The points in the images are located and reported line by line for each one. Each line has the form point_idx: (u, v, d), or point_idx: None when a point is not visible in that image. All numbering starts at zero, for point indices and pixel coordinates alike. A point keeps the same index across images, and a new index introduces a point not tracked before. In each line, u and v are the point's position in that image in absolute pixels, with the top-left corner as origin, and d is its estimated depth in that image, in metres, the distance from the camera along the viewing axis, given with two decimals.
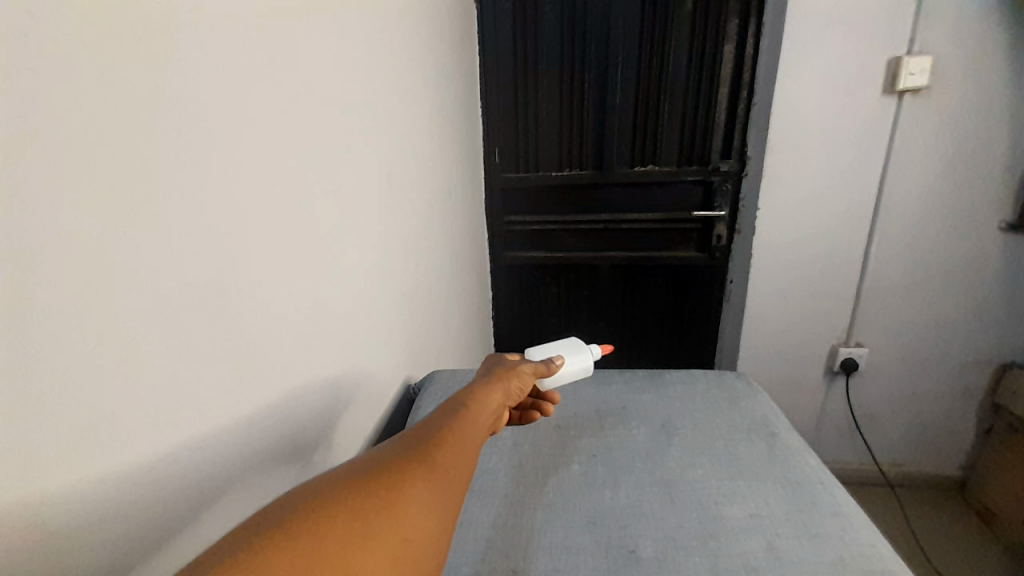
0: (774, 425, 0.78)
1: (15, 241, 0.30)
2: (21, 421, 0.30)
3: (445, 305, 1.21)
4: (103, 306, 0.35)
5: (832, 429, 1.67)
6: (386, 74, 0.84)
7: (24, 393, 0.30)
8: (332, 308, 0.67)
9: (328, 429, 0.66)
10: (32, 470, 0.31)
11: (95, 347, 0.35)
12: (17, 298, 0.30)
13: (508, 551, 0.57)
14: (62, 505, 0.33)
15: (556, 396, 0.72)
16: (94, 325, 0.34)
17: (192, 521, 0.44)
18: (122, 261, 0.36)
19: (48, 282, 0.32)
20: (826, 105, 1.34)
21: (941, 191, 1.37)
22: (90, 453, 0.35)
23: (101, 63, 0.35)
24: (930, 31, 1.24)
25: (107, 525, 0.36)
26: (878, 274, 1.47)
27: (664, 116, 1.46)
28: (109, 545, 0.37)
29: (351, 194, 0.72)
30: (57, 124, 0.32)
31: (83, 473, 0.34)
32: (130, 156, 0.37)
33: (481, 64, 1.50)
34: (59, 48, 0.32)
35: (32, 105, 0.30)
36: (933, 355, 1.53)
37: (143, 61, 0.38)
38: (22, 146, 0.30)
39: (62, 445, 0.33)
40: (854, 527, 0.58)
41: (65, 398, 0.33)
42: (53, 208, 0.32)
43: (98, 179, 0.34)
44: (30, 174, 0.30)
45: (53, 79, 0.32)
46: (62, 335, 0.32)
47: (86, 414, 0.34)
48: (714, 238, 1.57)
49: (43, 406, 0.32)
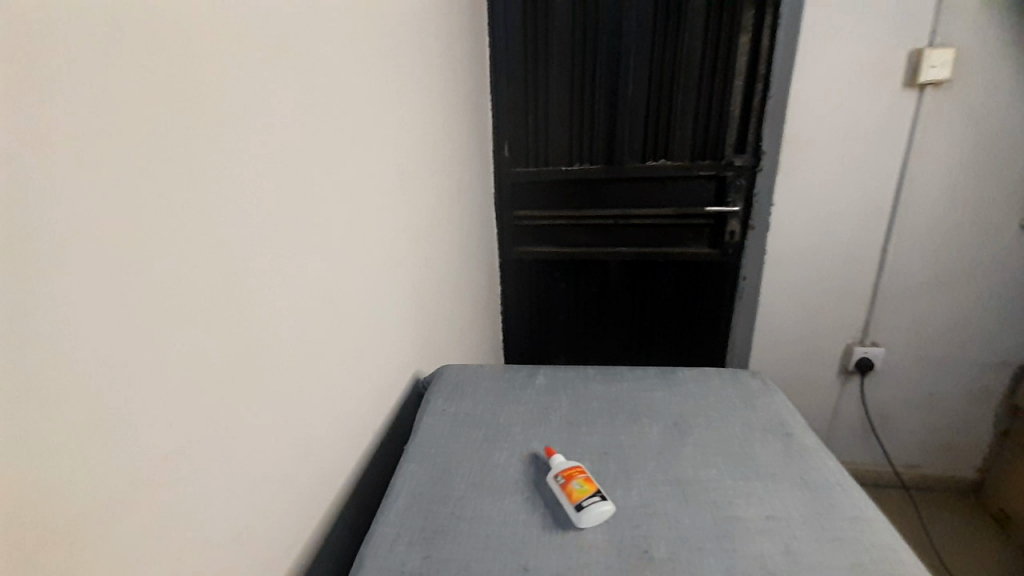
0: (790, 425, 0.76)
1: (49, 229, 0.29)
2: (45, 419, 0.30)
3: (455, 301, 1.21)
4: (129, 296, 0.35)
5: (845, 430, 1.64)
6: (396, 66, 0.84)
7: (61, 380, 0.31)
8: (342, 300, 0.67)
9: (335, 423, 0.66)
10: (51, 475, 0.30)
11: (122, 334, 0.35)
12: (51, 287, 0.30)
13: (521, 548, 0.57)
14: (97, 489, 0.33)
15: (549, 447, 0.72)
16: (121, 313, 0.34)
17: (202, 530, 0.43)
18: (147, 250, 0.36)
19: (72, 271, 0.31)
20: (844, 99, 1.31)
21: (962, 187, 1.34)
22: (120, 439, 0.35)
23: (122, 50, 0.34)
24: (953, 22, 1.21)
25: (136, 513, 0.36)
26: (896, 271, 1.44)
27: (677, 110, 1.43)
28: (141, 531, 0.37)
29: (361, 187, 0.71)
30: (83, 109, 0.31)
31: (115, 458, 0.34)
32: (153, 145, 0.36)
33: (492, 56, 1.48)
34: (87, 34, 0.31)
35: (55, 86, 0.30)
36: (952, 355, 1.50)
37: (166, 49, 0.37)
38: (45, 130, 0.29)
39: (81, 450, 0.32)
40: (873, 530, 0.58)
41: (99, 385, 0.33)
42: (70, 192, 0.31)
43: (125, 167, 0.34)
44: (55, 162, 0.30)
45: (80, 62, 0.31)
46: (80, 327, 0.32)
47: (118, 400, 0.34)
48: (727, 234, 1.54)
49: (66, 402, 0.31)
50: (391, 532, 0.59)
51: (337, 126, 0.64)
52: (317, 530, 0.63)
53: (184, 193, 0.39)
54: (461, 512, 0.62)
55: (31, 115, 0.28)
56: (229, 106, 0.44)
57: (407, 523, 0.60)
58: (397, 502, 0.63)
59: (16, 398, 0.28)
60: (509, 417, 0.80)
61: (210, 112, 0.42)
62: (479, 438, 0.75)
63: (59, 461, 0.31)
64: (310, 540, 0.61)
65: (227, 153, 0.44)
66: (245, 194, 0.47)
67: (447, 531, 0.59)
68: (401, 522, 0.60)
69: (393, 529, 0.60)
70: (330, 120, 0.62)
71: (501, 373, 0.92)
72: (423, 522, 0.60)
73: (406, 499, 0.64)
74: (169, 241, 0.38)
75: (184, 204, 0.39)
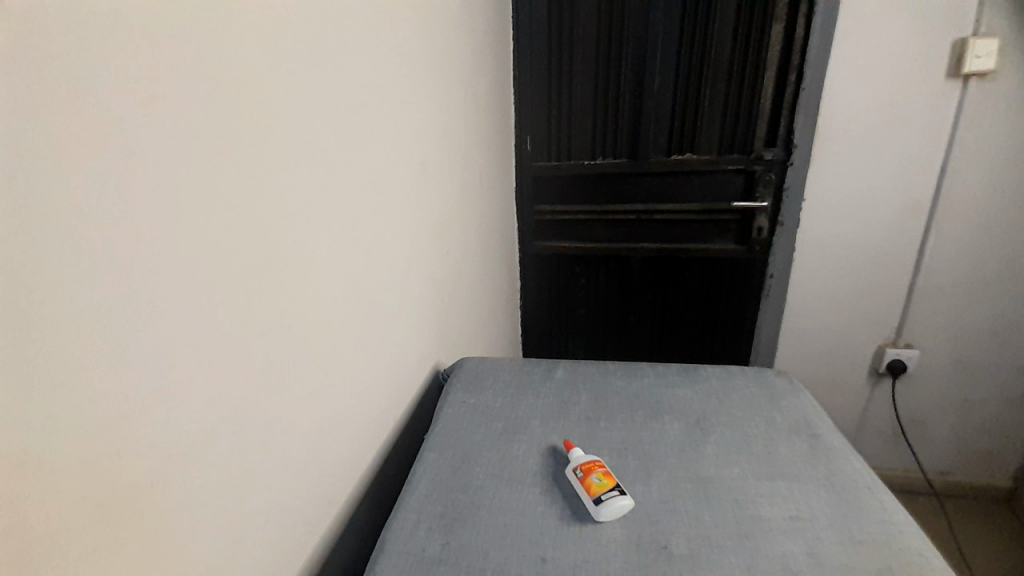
0: (816, 426, 0.74)
1: (99, 214, 0.31)
2: (96, 391, 0.32)
3: (476, 294, 1.22)
4: (168, 279, 0.37)
5: (873, 434, 1.59)
6: (424, 59, 0.85)
7: (110, 355, 0.33)
8: (366, 289, 0.68)
9: (357, 409, 0.68)
10: (89, 448, 0.32)
11: (162, 315, 0.37)
12: (103, 268, 0.32)
13: (537, 538, 0.57)
14: (138, 458, 0.35)
15: (568, 440, 0.72)
16: (160, 295, 0.36)
17: (229, 507, 0.45)
18: (183, 238, 0.38)
19: (118, 255, 0.33)
20: (883, 90, 1.28)
21: (1004, 183, 1.28)
22: (157, 414, 0.37)
23: (164, 45, 0.36)
24: (998, 11, 1.17)
25: (173, 483, 0.39)
26: (932, 271, 1.39)
27: (704, 102, 1.40)
28: (177, 501, 0.39)
29: (387, 179, 0.72)
30: (129, 100, 0.33)
31: (154, 431, 0.37)
32: (191, 135, 0.38)
33: (515, 49, 1.47)
34: (135, 29, 0.33)
35: (105, 78, 0.31)
36: (990, 359, 1.44)
37: (206, 44, 0.39)
38: (94, 120, 0.31)
39: (125, 422, 0.34)
40: (903, 536, 0.56)
41: (141, 362, 0.35)
42: (118, 179, 0.33)
43: (165, 156, 0.36)
44: (104, 151, 0.31)
45: (126, 55, 0.33)
46: (126, 307, 0.34)
47: (156, 378, 0.36)
48: (754, 230, 1.48)
49: (115, 377, 0.33)
50: (411, 518, 0.60)
51: (366, 120, 0.65)
52: (338, 513, 0.65)
53: (215, 182, 0.41)
54: (480, 502, 0.63)
55: (83, 104, 0.30)
56: (258, 97, 0.45)
57: (427, 510, 0.61)
58: (417, 490, 0.64)
59: (59, 374, 0.30)
60: (528, 410, 0.81)
61: (240, 103, 0.43)
62: (498, 429, 0.76)
63: (107, 431, 0.33)
64: (332, 522, 0.63)
65: (255, 143, 0.45)
66: (274, 184, 0.48)
67: (466, 519, 0.60)
68: (421, 508, 0.61)
69: (414, 515, 0.61)
70: (358, 112, 0.63)
71: (521, 367, 0.93)
72: (442, 509, 0.61)
73: (426, 487, 0.65)
74: (201, 228, 0.39)
75: (215, 192, 0.41)
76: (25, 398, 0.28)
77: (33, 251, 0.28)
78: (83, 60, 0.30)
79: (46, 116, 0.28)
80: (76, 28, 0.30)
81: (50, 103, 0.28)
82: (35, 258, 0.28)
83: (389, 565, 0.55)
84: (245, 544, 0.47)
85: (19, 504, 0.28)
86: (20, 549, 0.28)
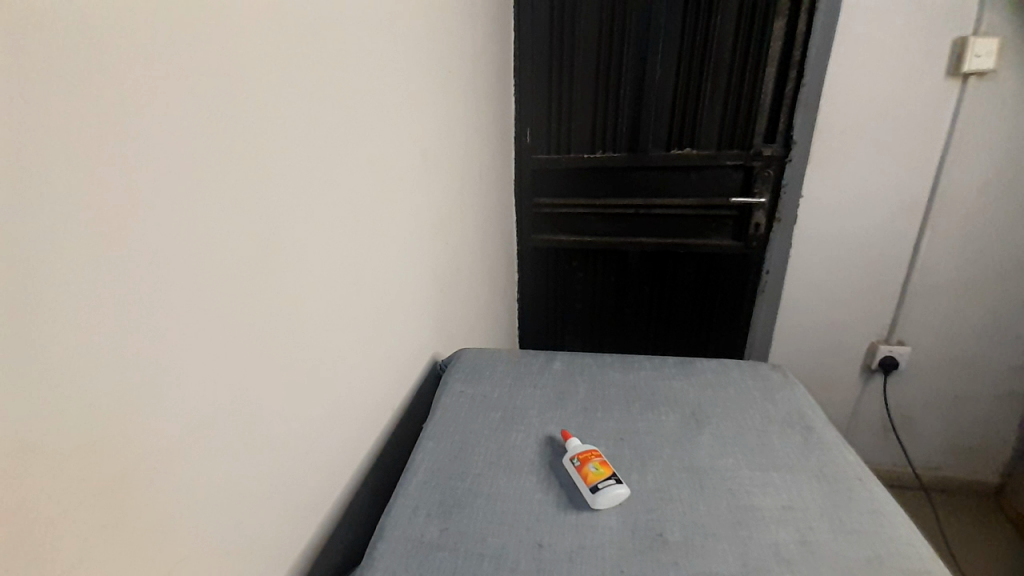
0: (810, 419, 0.75)
1: (106, 200, 0.32)
2: (100, 373, 0.33)
3: (475, 287, 1.23)
4: (173, 267, 0.37)
5: (864, 429, 1.62)
6: (424, 47, 0.84)
7: (113, 338, 0.33)
8: (364, 279, 0.68)
9: (355, 397, 0.68)
10: (82, 438, 0.32)
11: (164, 301, 0.37)
12: (107, 256, 0.32)
13: (534, 524, 0.58)
14: (138, 443, 0.36)
15: (566, 430, 0.73)
16: (163, 282, 0.37)
17: (230, 491, 0.46)
18: (188, 227, 0.38)
19: (122, 239, 0.33)
20: (881, 88, 1.29)
21: (1000, 184, 1.30)
22: (157, 400, 0.37)
23: (167, 35, 0.36)
24: (999, 11, 1.18)
25: (176, 467, 0.39)
26: (926, 269, 1.41)
27: (705, 97, 1.39)
28: (180, 482, 0.40)
29: (387, 169, 0.73)
30: (130, 90, 0.33)
31: (154, 416, 0.37)
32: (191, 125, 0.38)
33: (517, 39, 1.46)
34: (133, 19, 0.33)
35: (107, 66, 0.32)
36: (980, 357, 1.46)
37: (206, 34, 0.39)
38: (97, 107, 0.31)
39: (124, 407, 0.35)
40: (892, 526, 0.57)
41: (144, 347, 0.36)
42: (121, 165, 0.33)
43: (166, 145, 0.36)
44: (109, 139, 0.32)
45: (129, 44, 0.33)
46: (132, 292, 0.34)
47: (158, 362, 0.37)
48: (751, 227, 1.48)
49: (119, 362, 0.34)
50: (410, 504, 0.61)
51: (366, 111, 0.65)
52: (337, 499, 0.65)
53: (214, 174, 0.41)
54: (478, 489, 0.63)
55: (86, 94, 0.30)
56: (256, 82, 0.45)
57: (425, 497, 0.62)
58: (416, 477, 0.65)
59: (58, 365, 0.30)
60: (526, 400, 0.81)
61: (239, 92, 0.43)
62: (496, 419, 0.76)
63: (111, 414, 0.34)
64: (331, 508, 0.64)
65: (252, 131, 0.45)
66: (273, 173, 0.48)
67: (464, 506, 0.61)
68: (420, 495, 0.62)
69: (412, 502, 0.62)
70: (356, 100, 0.63)
71: (519, 358, 0.93)
72: (439, 499, 0.62)
73: (423, 474, 0.66)
74: (201, 214, 0.40)
75: (213, 181, 0.41)
76: (24, 384, 0.28)
77: (19, 241, 0.27)
78: (81, 46, 0.30)
79: (39, 103, 0.28)
80: (78, 20, 0.30)
81: (42, 90, 0.28)
82: (22, 248, 0.28)
83: (390, 549, 0.55)
84: (246, 525, 0.48)
85: (13, 495, 0.28)
86: (19, 532, 0.29)
